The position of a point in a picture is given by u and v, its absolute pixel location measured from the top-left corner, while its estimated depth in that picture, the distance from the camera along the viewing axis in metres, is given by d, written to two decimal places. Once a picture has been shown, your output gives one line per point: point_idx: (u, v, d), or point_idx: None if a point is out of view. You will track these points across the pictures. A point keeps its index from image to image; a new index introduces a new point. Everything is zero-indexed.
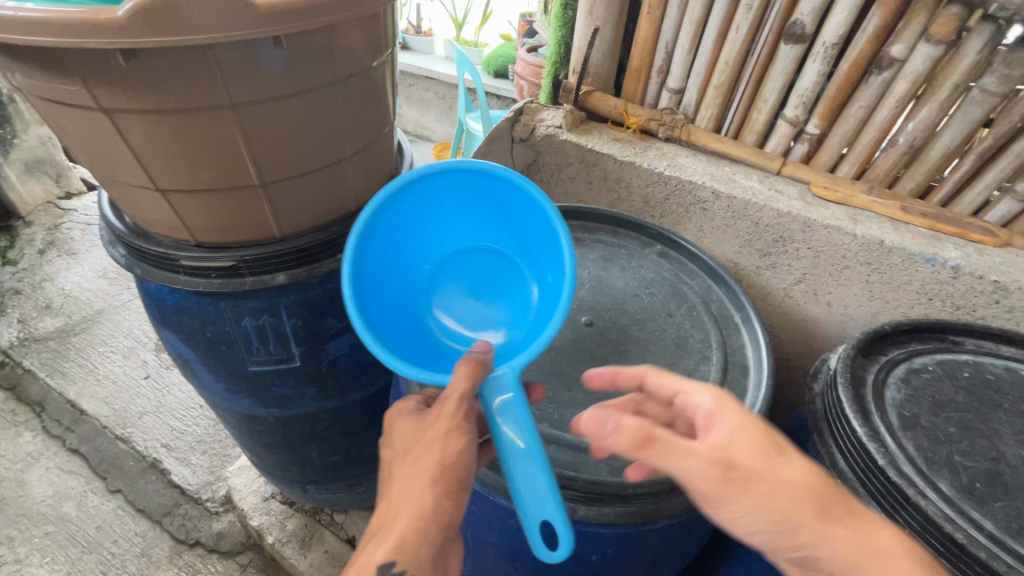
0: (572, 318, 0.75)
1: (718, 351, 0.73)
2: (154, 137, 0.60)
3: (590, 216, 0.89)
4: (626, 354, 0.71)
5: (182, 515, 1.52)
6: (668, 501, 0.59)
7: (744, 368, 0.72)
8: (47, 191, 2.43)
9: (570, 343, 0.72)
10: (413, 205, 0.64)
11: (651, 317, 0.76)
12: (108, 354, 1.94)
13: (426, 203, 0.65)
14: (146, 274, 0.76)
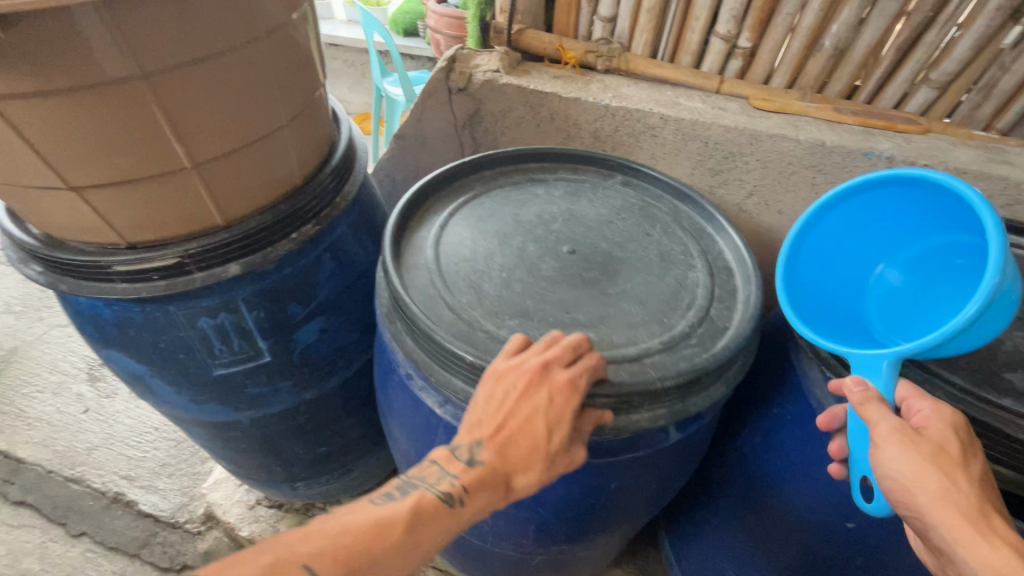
0: (555, 248, 0.74)
1: (702, 260, 0.75)
2: (55, 124, 0.51)
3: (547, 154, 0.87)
4: (616, 274, 0.71)
5: (160, 543, 1.44)
6: (692, 398, 0.61)
7: (727, 271, 0.75)
8: None
9: (557, 271, 0.70)
10: (849, 218, 0.67)
11: (631, 239, 0.76)
12: (34, 394, 1.76)
13: (876, 205, 0.65)
14: (74, 288, 0.68)
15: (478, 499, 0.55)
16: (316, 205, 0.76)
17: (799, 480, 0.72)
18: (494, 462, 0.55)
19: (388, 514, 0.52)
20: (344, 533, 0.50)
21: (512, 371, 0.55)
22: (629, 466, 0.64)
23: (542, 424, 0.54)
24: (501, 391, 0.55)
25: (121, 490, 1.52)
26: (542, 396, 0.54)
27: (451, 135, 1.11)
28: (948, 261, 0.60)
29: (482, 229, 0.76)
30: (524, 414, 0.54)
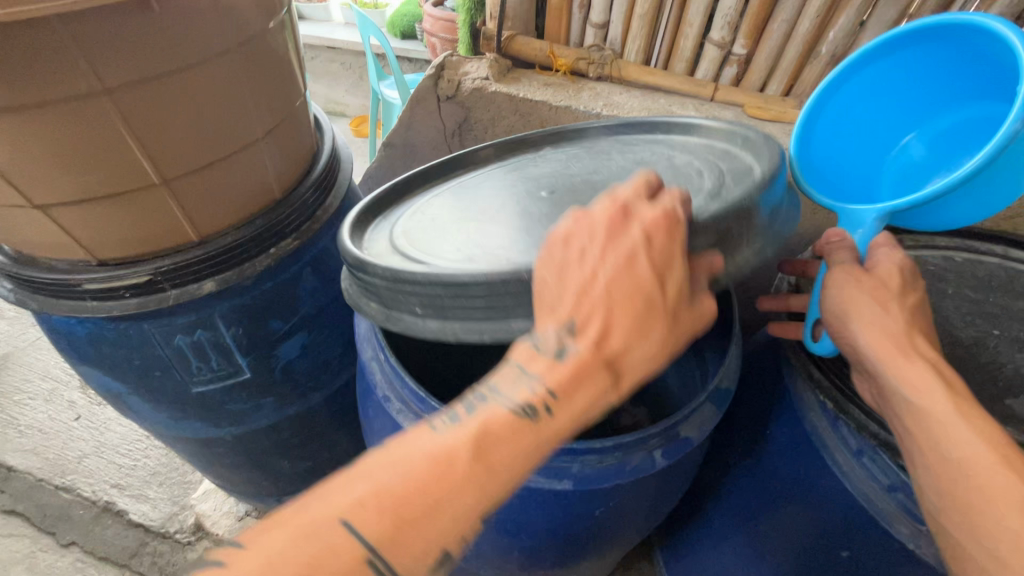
0: (533, 195, 0.62)
1: (676, 150, 0.70)
2: (16, 142, 0.50)
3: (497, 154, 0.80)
4: (605, 182, 0.62)
5: (150, 553, 1.42)
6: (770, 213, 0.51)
7: (711, 152, 0.67)
8: None
9: (552, 210, 0.58)
10: (882, 80, 0.68)
11: (596, 164, 0.68)
12: (26, 401, 1.74)
13: (910, 64, 0.65)
14: (45, 306, 0.66)
15: (577, 409, 0.41)
16: (296, 218, 0.74)
17: (794, 504, 0.69)
18: (578, 228, 0.42)
19: (455, 453, 0.40)
20: (399, 482, 0.39)
21: (582, 223, 0.42)
22: (614, 494, 0.61)
23: (644, 253, 0.41)
24: (575, 275, 0.41)
25: (111, 500, 1.50)
26: (628, 230, 0.41)
27: (441, 143, 1.09)
28: (979, 128, 0.62)
29: (437, 219, 0.65)
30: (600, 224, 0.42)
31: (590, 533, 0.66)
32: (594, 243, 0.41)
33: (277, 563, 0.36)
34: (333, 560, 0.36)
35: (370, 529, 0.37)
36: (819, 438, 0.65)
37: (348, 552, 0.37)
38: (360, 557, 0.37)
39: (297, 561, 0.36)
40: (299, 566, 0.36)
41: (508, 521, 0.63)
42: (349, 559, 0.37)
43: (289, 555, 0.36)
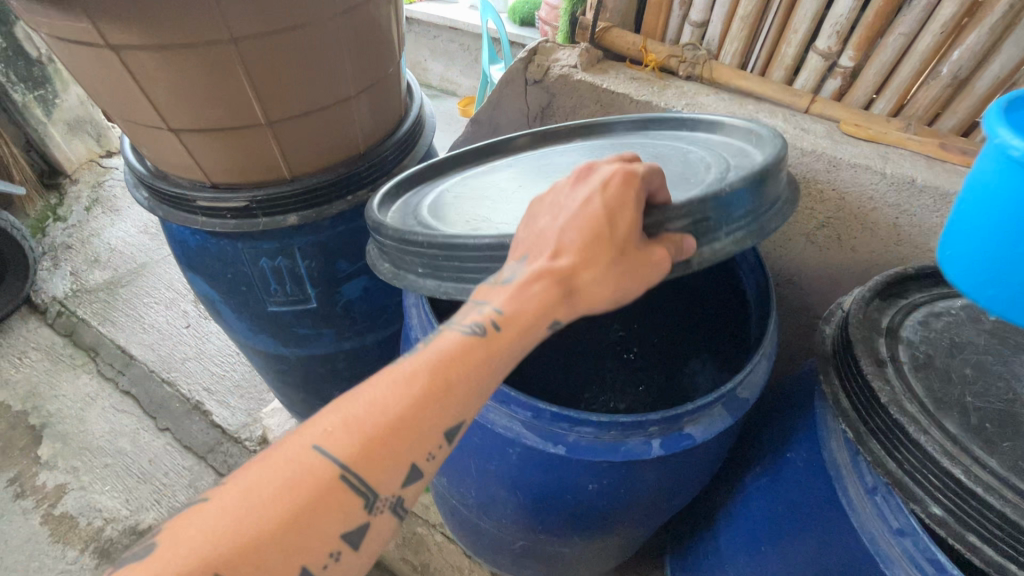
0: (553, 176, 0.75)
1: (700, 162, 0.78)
2: (162, 78, 0.62)
3: (562, 131, 0.89)
4: None
5: (223, 452, 1.79)
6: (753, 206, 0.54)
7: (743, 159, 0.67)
8: (89, 149, 2.56)
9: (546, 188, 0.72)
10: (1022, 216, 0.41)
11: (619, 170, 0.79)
12: (153, 305, 2.15)
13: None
14: (167, 215, 0.80)
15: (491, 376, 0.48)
16: (373, 172, 0.83)
17: (796, 529, 0.68)
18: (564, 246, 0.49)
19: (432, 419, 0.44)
20: (370, 414, 0.43)
21: (553, 189, 0.52)
22: (609, 470, 0.62)
23: (619, 210, 0.48)
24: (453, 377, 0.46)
25: (201, 400, 1.90)
26: (604, 201, 0.48)
27: (523, 125, 1.16)
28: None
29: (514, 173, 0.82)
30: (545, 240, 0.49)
31: (586, 509, 0.68)
32: (579, 218, 0.49)
33: (258, 510, 0.39)
34: (313, 532, 0.40)
35: (362, 450, 0.42)
36: (835, 469, 0.63)
37: (332, 516, 0.41)
38: (337, 471, 0.41)
39: (283, 506, 0.40)
40: (283, 511, 0.39)
41: (506, 475, 0.68)
42: (328, 531, 0.41)
43: (279, 495, 0.40)
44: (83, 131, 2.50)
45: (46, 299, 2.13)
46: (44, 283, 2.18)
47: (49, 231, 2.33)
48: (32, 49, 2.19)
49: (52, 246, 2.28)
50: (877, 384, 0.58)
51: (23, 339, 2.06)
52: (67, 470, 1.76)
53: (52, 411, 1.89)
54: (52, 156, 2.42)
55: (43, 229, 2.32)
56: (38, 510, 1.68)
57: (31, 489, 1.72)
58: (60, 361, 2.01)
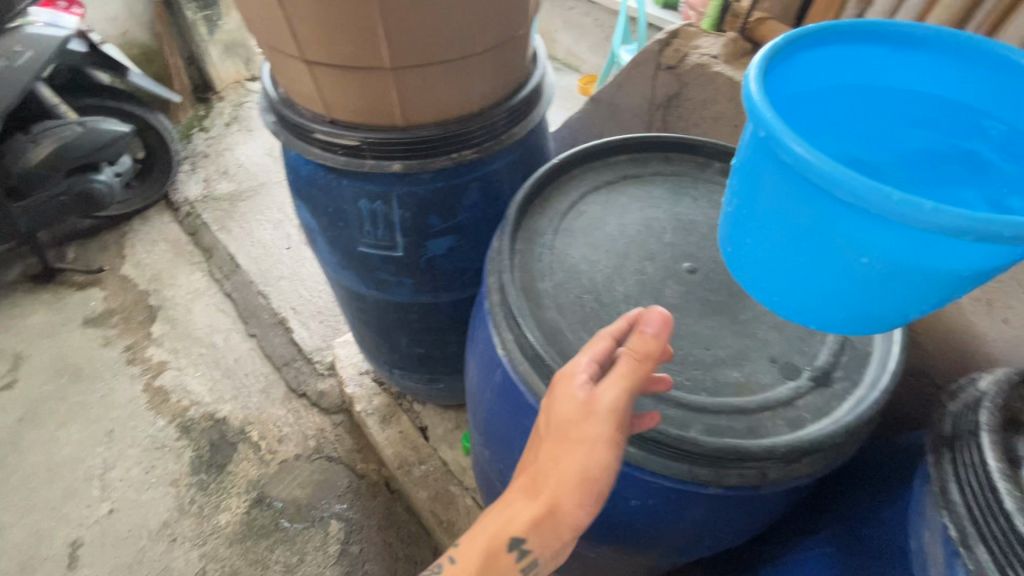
0: (675, 263, 0.77)
1: None
2: (303, 7, 0.63)
3: (707, 147, 0.88)
4: (738, 295, 0.75)
5: (296, 368, 1.98)
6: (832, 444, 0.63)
7: (861, 358, 0.71)
8: (238, 71, 2.96)
9: (678, 295, 0.74)
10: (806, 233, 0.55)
11: None
12: (262, 222, 2.43)
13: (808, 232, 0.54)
14: (288, 141, 0.84)
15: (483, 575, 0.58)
16: (482, 135, 0.82)
17: None
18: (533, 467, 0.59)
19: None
20: None
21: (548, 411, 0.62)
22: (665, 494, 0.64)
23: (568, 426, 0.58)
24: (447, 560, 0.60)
25: (286, 318, 2.10)
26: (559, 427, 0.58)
27: (644, 110, 1.11)
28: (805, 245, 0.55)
29: (631, 209, 0.83)
30: (559, 479, 0.57)
31: (631, 525, 0.69)
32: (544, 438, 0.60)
33: None
34: None
35: None
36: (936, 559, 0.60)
37: None
38: None
39: None
40: None
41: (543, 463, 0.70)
42: None
43: None
44: (236, 54, 2.91)
45: (181, 199, 2.55)
46: (182, 184, 2.61)
47: (191, 139, 2.78)
48: None
49: (193, 152, 2.71)
50: (1002, 485, 0.53)
51: (158, 230, 2.49)
52: (170, 350, 2.08)
53: (168, 296, 2.26)
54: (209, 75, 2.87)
55: (188, 136, 2.76)
56: (142, 378, 2.00)
57: (141, 358, 2.06)
58: (183, 254, 2.40)
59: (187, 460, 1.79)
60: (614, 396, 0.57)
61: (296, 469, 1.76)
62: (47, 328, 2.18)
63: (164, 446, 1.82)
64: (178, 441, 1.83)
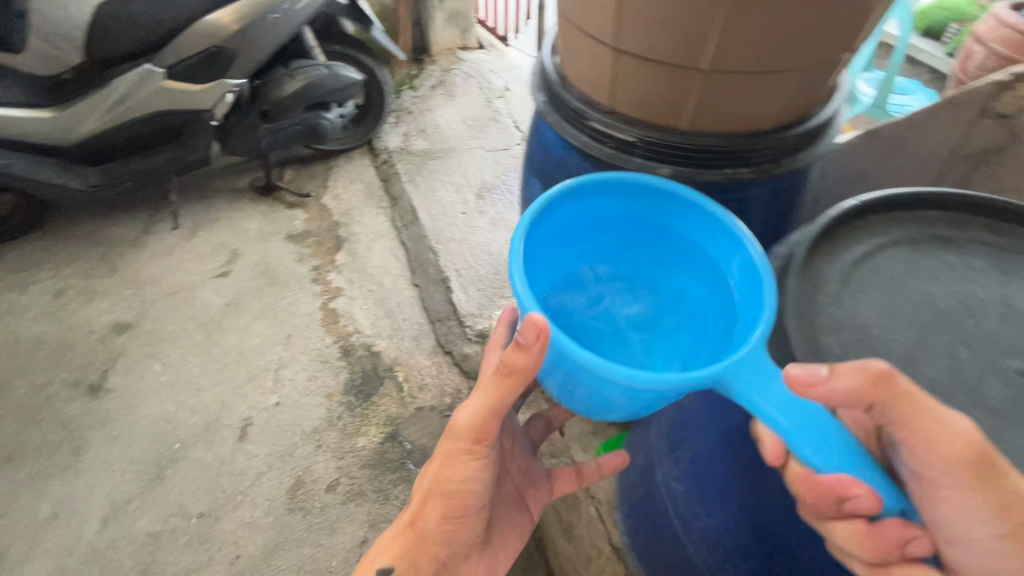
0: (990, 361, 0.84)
1: None
2: (638, 21, 0.83)
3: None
4: None
5: (447, 326, 2.10)
6: None
7: None
8: (453, 39, 3.26)
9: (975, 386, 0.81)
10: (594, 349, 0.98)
11: None
12: (446, 184, 2.59)
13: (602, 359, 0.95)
14: (564, 122, 1.04)
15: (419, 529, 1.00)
16: (736, 159, 0.95)
17: None
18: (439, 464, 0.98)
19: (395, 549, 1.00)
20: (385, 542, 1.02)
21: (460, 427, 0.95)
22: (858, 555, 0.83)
23: (457, 435, 0.94)
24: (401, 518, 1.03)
25: (450, 277, 2.22)
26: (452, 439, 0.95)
27: None
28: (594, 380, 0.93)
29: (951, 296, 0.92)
30: (465, 472, 0.96)
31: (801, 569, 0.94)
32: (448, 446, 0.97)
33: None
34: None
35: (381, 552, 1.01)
36: None
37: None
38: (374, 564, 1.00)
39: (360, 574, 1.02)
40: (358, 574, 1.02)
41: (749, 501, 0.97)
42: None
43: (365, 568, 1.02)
44: (456, 23, 3.20)
45: (382, 147, 2.82)
46: (385, 133, 2.89)
47: (402, 95, 3.08)
48: None
49: (400, 107, 3.00)
50: None
51: (357, 170, 2.79)
52: (346, 279, 2.33)
53: (354, 231, 2.51)
54: (429, 38, 3.18)
55: (399, 92, 3.07)
56: (321, 297, 2.26)
57: (323, 279, 2.33)
58: (374, 197, 2.66)
59: (342, 379, 2.00)
60: (469, 415, 0.91)
61: (429, 418, 1.88)
62: (259, 234, 2.55)
63: (327, 361, 2.05)
64: (338, 360, 2.05)
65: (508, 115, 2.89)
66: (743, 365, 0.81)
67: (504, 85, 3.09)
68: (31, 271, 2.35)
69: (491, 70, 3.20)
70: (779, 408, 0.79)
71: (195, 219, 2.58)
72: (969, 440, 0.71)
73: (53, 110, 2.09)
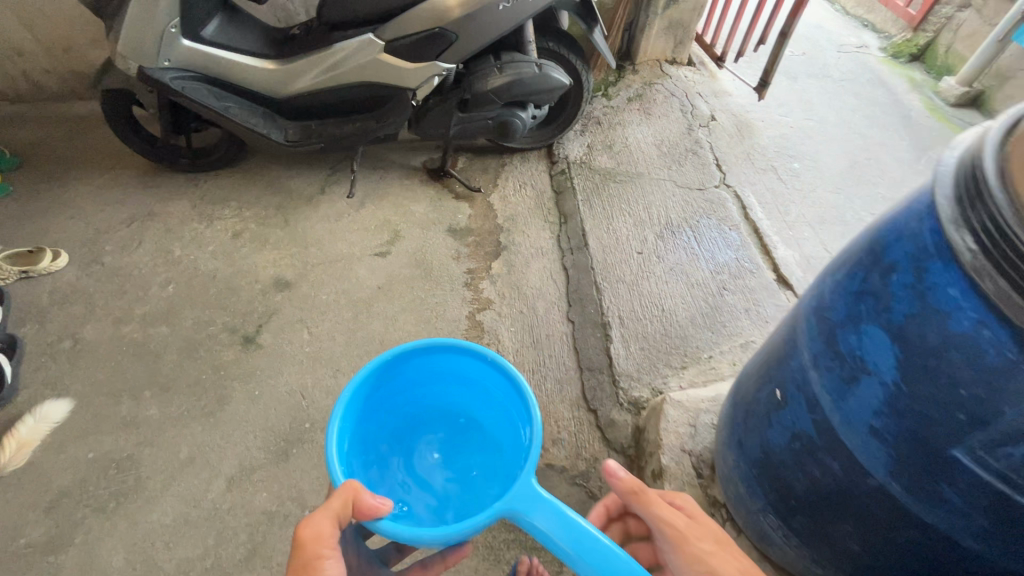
0: None
1: None
2: None
3: None
4: None
5: (597, 380, 1.88)
6: None
7: None
8: (663, 50, 2.97)
9: None
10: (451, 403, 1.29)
11: None
12: (625, 215, 2.34)
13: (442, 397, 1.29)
14: (1003, 295, 0.67)
15: None
16: None
17: None
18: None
19: None
20: None
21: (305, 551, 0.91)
22: None
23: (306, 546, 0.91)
24: None
25: (611, 323, 2.00)
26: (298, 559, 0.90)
27: None
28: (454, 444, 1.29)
29: None
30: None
31: None
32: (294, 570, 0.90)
33: None
34: None
35: None
36: None
37: None
38: None
39: None
40: None
41: None
42: None
43: None
44: (672, 35, 2.90)
45: (561, 155, 2.66)
46: (568, 141, 2.72)
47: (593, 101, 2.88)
48: None
49: (590, 115, 2.81)
50: None
51: (530, 173, 2.64)
52: (498, 292, 2.18)
53: (515, 241, 2.36)
54: (638, 44, 2.92)
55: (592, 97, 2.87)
56: (469, 306, 2.14)
57: (475, 286, 2.21)
58: (543, 208, 2.48)
59: None
60: (313, 526, 0.91)
61: (556, 481, 1.68)
62: (421, 219, 2.49)
63: None
64: None
65: (709, 149, 2.57)
66: (524, 495, 0.98)
67: (710, 113, 2.76)
68: (217, 206, 2.48)
69: (698, 92, 2.90)
70: (556, 530, 0.93)
71: (366, 189, 2.58)
72: (706, 532, 0.91)
73: (275, 62, 2.12)
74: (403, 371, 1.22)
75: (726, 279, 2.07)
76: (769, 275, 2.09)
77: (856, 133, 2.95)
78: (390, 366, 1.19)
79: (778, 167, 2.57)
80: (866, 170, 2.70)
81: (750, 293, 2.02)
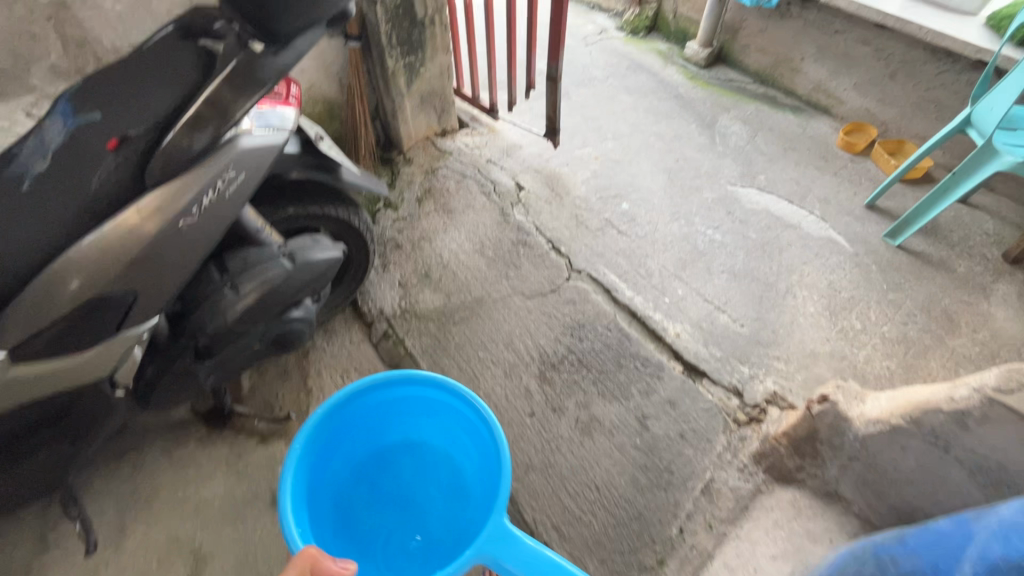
0: None
1: None
2: None
3: None
4: None
5: None
6: None
7: None
8: (428, 126, 2.46)
9: None
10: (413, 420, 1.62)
11: None
12: (490, 366, 1.82)
13: (410, 415, 1.61)
14: None
15: None
16: None
17: None
18: None
19: None
20: None
21: None
22: None
23: None
24: None
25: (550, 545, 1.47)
26: None
27: None
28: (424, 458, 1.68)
29: None
30: None
31: None
32: None
33: None
34: None
35: None
36: None
37: None
38: None
39: None
40: None
41: None
42: None
43: None
44: (430, 107, 2.39)
45: (375, 312, 2.03)
46: (374, 289, 2.09)
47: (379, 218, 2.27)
48: (421, 12, 2.05)
49: (383, 239, 2.20)
50: None
51: (347, 354, 1.96)
52: None
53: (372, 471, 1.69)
54: (397, 131, 2.36)
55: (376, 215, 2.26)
56: None
57: None
58: None
59: None
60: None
61: None
62: (228, 504, 1.68)
63: None
64: None
65: (537, 231, 2.16)
66: (494, 537, 1.24)
67: (514, 183, 2.36)
68: None
69: (489, 160, 2.46)
70: (522, 568, 1.22)
71: (118, 501, 1.66)
72: None
73: None
74: (371, 407, 1.52)
75: (641, 404, 1.68)
76: (677, 370, 1.75)
77: (651, 137, 2.79)
78: (355, 406, 1.46)
79: (612, 218, 2.25)
80: (682, 178, 2.55)
81: (674, 409, 1.66)
